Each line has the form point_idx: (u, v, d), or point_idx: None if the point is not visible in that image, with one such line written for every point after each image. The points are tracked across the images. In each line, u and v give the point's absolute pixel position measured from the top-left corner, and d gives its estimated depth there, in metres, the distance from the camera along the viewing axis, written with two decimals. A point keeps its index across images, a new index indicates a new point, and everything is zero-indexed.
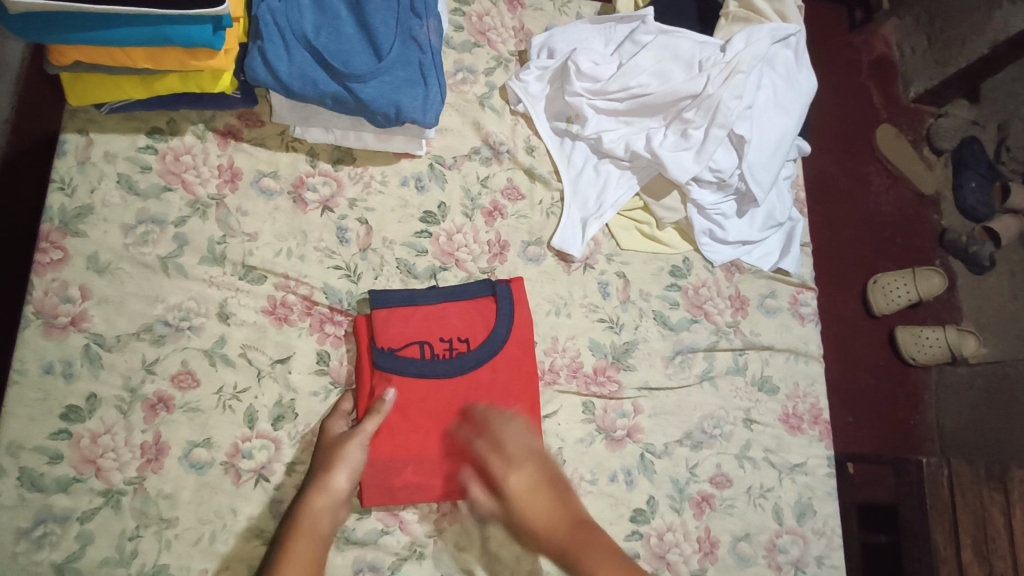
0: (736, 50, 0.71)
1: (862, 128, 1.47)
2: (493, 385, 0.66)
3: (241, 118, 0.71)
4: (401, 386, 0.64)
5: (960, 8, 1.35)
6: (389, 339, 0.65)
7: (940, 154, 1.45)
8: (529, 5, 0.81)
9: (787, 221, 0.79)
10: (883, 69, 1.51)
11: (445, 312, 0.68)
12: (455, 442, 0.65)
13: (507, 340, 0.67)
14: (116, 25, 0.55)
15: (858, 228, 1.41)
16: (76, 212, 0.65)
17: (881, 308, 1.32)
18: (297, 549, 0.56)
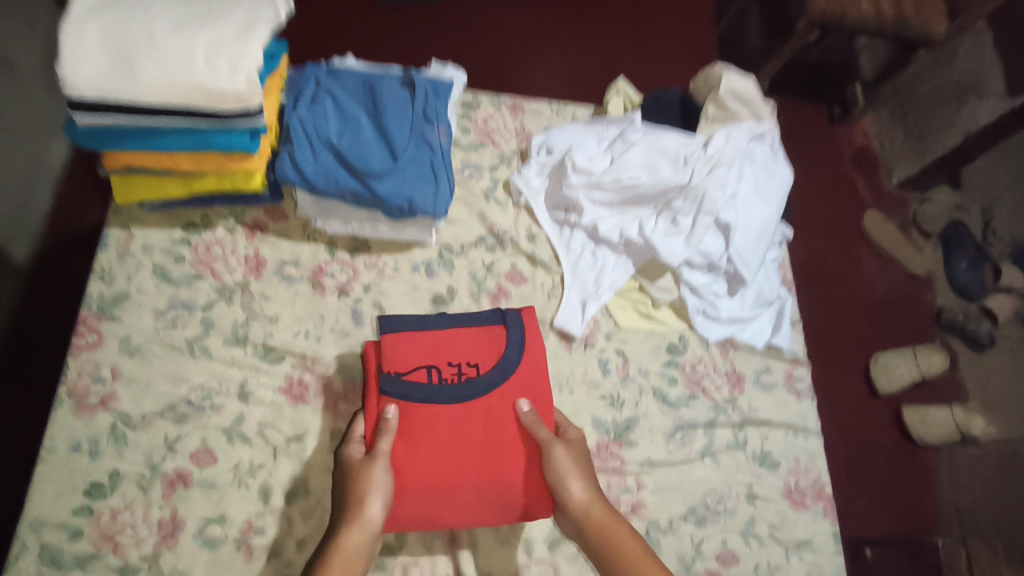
0: (717, 145, 0.78)
1: (849, 213, 1.55)
2: (503, 411, 0.66)
3: (267, 213, 0.78)
4: (408, 414, 0.65)
5: (933, 104, 1.50)
6: (396, 363, 0.66)
7: (928, 237, 1.51)
8: (529, 109, 0.91)
9: (776, 300, 0.84)
10: (865, 158, 1.62)
11: (455, 338, 0.68)
12: (463, 475, 0.64)
13: (520, 360, 0.68)
14: (165, 135, 0.62)
15: (854, 307, 1.46)
16: (113, 298, 0.70)
17: (883, 385, 1.34)
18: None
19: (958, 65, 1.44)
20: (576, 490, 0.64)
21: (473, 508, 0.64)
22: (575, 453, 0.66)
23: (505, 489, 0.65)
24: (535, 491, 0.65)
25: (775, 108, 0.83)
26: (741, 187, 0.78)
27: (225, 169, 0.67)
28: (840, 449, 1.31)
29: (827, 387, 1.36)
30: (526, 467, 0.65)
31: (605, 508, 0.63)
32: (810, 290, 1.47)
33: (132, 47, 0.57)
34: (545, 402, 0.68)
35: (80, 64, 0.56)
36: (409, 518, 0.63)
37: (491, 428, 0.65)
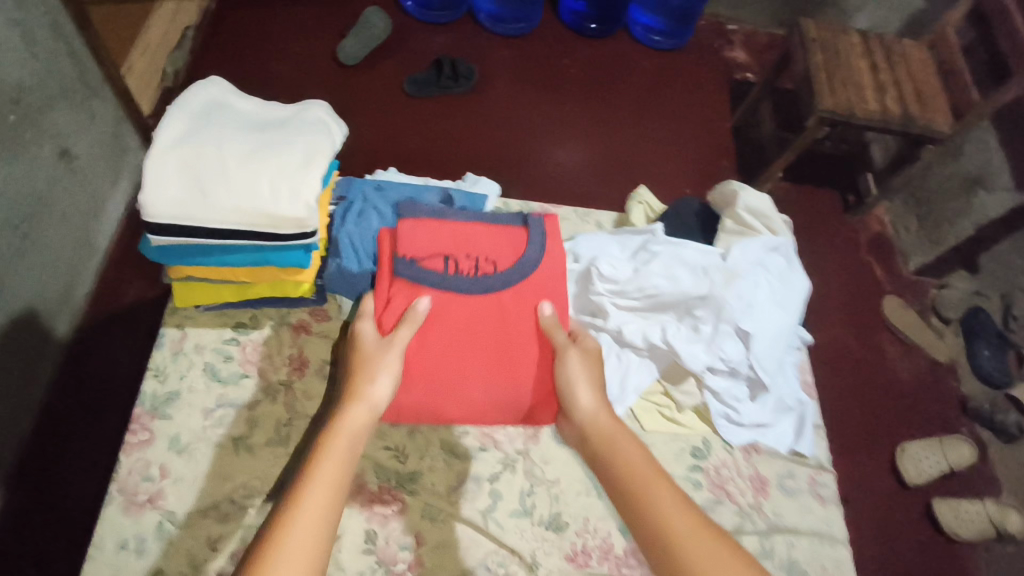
0: (734, 258, 0.83)
1: (868, 297, 1.60)
2: (515, 311, 0.75)
3: (312, 314, 0.83)
4: (427, 297, 0.73)
5: (943, 196, 1.60)
6: (418, 248, 0.74)
7: (948, 323, 1.55)
8: (555, 216, 0.97)
9: (798, 405, 0.85)
10: (881, 245, 1.69)
11: (475, 235, 0.77)
12: (470, 369, 0.74)
13: (535, 266, 0.76)
14: (227, 254, 0.68)
15: (880, 396, 1.46)
16: (165, 396, 0.75)
17: (912, 478, 1.33)
18: (337, 439, 0.63)
19: (966, 159, 1.54)
20: (584, 399, 0.72)
21: (473, 400, 0.75)
22: (584, 359, 0.74)
23: (505, 388, 0.75)
24: (537, 386, 0.76)
25: (790, 222, 0.88)
26: (759, 297, 0.82)
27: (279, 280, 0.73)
28: (870, 542, 1.28)
29: (854, 478, 1.35)
30: (527, 372, 0.75)
31: (612, 419, 0.70)
32: (834, 377, 1.47)
33: (205, 176, 0.64)
34: (553, 298, 0.76)
35: (159, 190, 0.62)
36: (418, 398, 0.74)
37: (500, 321, 0.75)
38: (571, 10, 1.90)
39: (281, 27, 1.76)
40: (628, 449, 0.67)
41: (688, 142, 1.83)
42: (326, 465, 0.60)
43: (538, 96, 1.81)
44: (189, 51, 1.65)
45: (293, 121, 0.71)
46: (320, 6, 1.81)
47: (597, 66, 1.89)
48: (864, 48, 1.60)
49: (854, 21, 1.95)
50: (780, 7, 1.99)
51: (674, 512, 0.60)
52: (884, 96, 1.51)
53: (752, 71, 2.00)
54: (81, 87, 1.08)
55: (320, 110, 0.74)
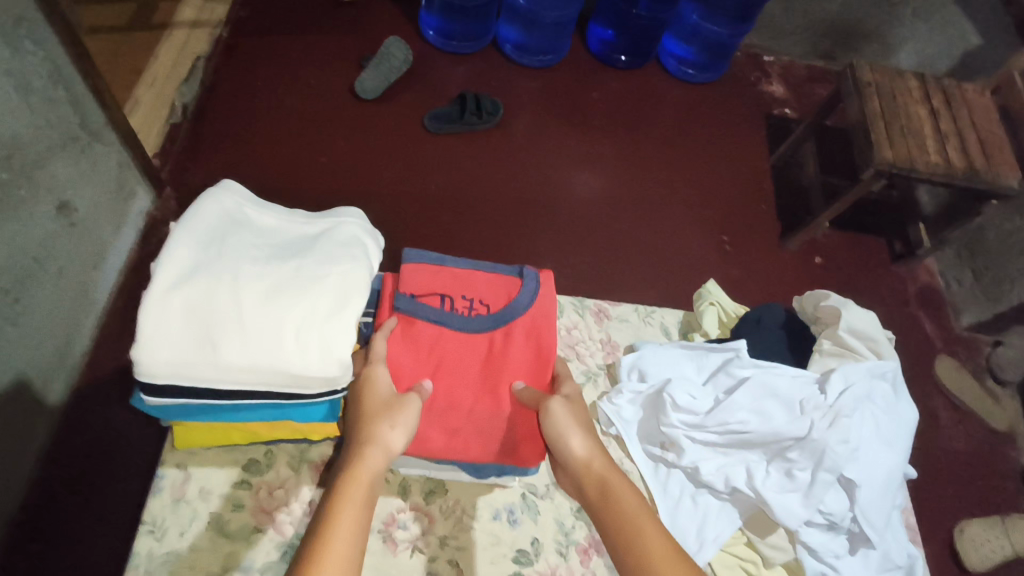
0: (836, 391, 0.71)
1: (922, 358, 1.49)
2: (506, 352, 0.65)
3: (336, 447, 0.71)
4: (414, 330, 0.63)
5: (1004, 252, 1.48)
6: (415, 284, 0.65)
7: (1005, 386, 1.47)
8: (615, 316, 0.85)
9: (906, 560, 0.72)
10: (931, 297, 1.60)
11: (473, 276, 0.67)
12: (458, 399, 0.64)
13: (531, 305, 0.66)
14: (243, 408, 0.56)
15: (940, 470, 1.36)
16: (163, 558, 0.62)
17: (975, 564, 1.24)
18: (352, 492, 0.50)
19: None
20: (575, 446, 0.60)
21: (459, 432, 0.63)
22: (572, 405, 0.62)
23: (493, 418, 0.64)
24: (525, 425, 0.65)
25: (896, 341, 0.76)
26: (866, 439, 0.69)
27: (301, 430, 0.61)
28: None
29: None
30: (516, 402, 0.65)
31: (615, 470, 0.59)
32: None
33: (215, 325, 0.52)
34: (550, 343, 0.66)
35: (157, 345, 0.51)
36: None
37: (491, 362, 0.65)
38: (600, 39, 1.77)
39: (295, 55, 1.63)
40: (626, 497, 0.56)
41: (728, 181, 1.71)
42: (342, 528, 0.47)
43: (567, 133, 1.68)
44: (199, 83, 1.53)
45: (321, 242, 0.60)
46: (336, 33, 1.69)
47: (628, 101, 1.77)
48: (921, 93, 1.48)
49: (899, 56, 1.82)
50: (821, 38, 1.86)
51: (671, 574, 0.49)
52: (945, 146, 1.39)
53: (790, 106, 1.87)
54: (84, 136, 0.96)
55: (353, 226, 0.63)
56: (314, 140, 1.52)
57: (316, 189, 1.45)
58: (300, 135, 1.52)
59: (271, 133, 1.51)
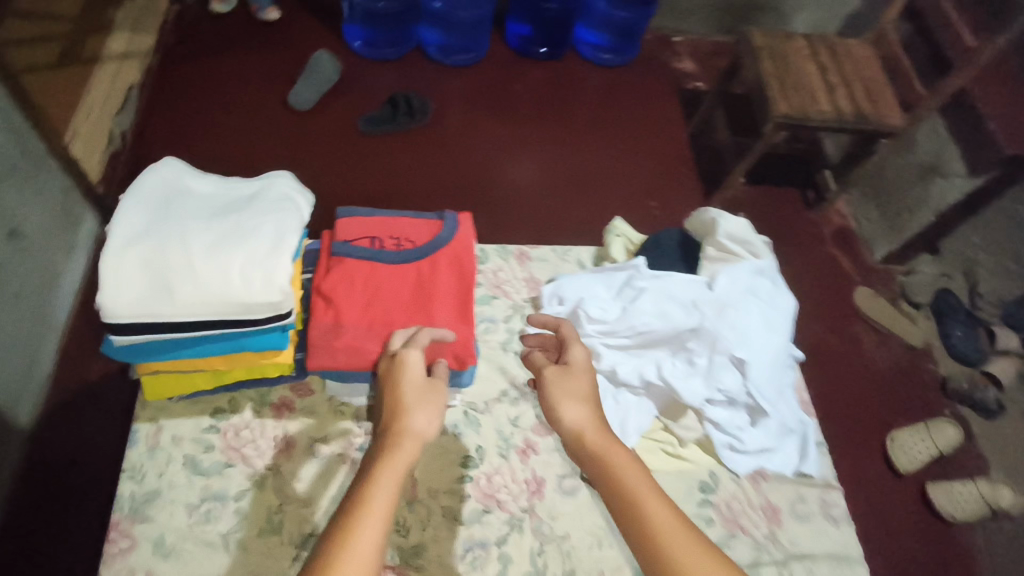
0: (721, 287, 0.82)
1: (841, 292, 1.62)
2: (434, 275, 0.73)
3: (293, 389, 0.79)
4: (348, 266, 0.71)
5: (900, 185, 1.67)
6: (348, 233, 0.75)
7: (919, 307, 1.58)
8: (535, 257, 0.95)
9: (799, 426, 0.84)
10: (846, 236, 1.72)
11: (399, 222, 0.77)
12: (393, 316, 0.70)
13: (452, 239, 0.76)
14: (200, 345, 0.65)
15: (862, 385, 1.48)
16: (145, 497, 0.70)
17: (905, 466, 1.34)
18: (387, 477, 0.55)
19: (921, 149, 1.61)
20: (571, 415, 0.67)
21: (396, 345, 0.69)
22: (571, 377, 0.70)
23: (425, 331, 0.70)
24: (457, 330, 0.71)
25: (770, 243, 0.88)
26: (751, 324, 0.81)
27: (256, 364, 0.69)
28: (871, 532, 1.29)
29: (852, 470, 1.36)
30: (445, 315, 0.71)
31: (610, 439, 0.65)
32: (818, 373, 1.49)
33: (170, 271, 0.61)
34: (471, 266, 0.75)
35: (122, 292, 0.59)
36: (340, 351, 0.69)
37: (421, 284, 0.72)
38: (517, 34, 1.91)
39: (229, 75, 1.71)
40: (618, 465, 0.63)
41: (651, 151, 1.83)
42: (376, 509, 0.53)
43: (497, 124, 1.79)
44: (135, 110, 1.60)
45: (259, 199, 0.69)
46: (267, 52, 1.78)
47: (551, 89, 1.89)
48: (809, 51, 1.63)
49: (794, 23, 1.99)
50: (721, 16, 2.02)
51: (669, 537, 0.57)
52: (834, 95, 1.53)
53: (701, 80, 2.02)
54: (25, 161, 1.03)
55: (285, 184, 0.72)
56: (254, 151, 1.60)
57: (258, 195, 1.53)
58: (241, 147, 1.60)
59: (213, 149, 1.58)
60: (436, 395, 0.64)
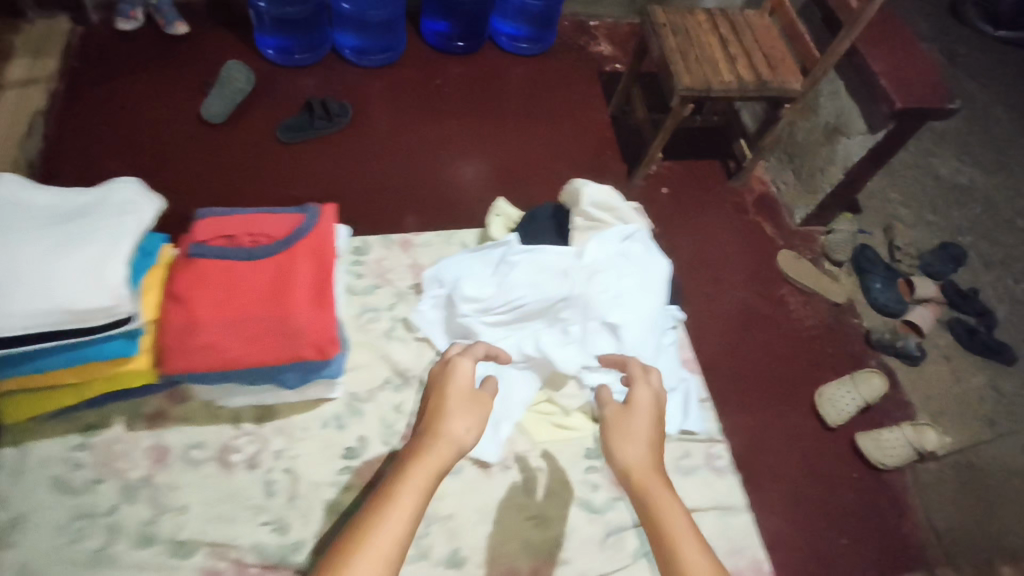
0: (591, 255, 0.84)
1: (764, 257, 1.60)
2: (291, 266, 0.72)
3: (168, 398, 0.78)
4: (200, 266, 0.70)
5: (808, 149, 1.64)
6: (203, 233, 0.74)
7: (840, 265, 1.59)
8: (418, 243, 0.95)
9: (680, 383, 0.87)
10: (767, 205, 1.72)
11: (257, 218, 0.77)
12: (249, 310, 0.68)
13: (312, 231, 0.76)
14: (46, 358, 0.64)
15: (789, 345, 1.46)
16: (9, 523, 0.68)
17: (834, 419, 1.32)
18: (420, 474, 0.62)
19: (824, 110, 1.57)
20: (629, 450, 0.66)
21: (254, 339, 0.68)
22: (636, 410, 0.69)
23: (283, 321, 0.68)
24: (316, 318, 0.70)
25: (637, 209, 0.90)
26: (624, 288, 0.83)
27: (111, 373, 0.68)
28: (806, 487, 1.27)
29: (783, 428, 1.34)
30: (303, 304, 0.69)
31: (657, 475, 0.64)
32: (745, 337, 1.46)
33: None
34: (333, 257, 0.75)
35: None
36: (194, 352, 0.66)
37: (276, 277, 0.71)
38: (434, 31, 1.83)
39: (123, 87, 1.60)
40: (663, 505, 0.61)
41: (572, 135, 1.78)
42: (406, 499, 0.59)
43: (433, 120, 1.72)
44: None
45: (101, 205, 0.68)
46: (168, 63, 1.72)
47: (475, 82, 1.82)
48: (709, 23, 1.57)
49: None
50: None
51: None
52: (735, 65, 1.47)
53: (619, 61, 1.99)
54: None
55: (131, 188, 0.70)
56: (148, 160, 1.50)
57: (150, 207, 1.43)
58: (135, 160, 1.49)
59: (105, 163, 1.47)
60: (478, 404, 0.71)
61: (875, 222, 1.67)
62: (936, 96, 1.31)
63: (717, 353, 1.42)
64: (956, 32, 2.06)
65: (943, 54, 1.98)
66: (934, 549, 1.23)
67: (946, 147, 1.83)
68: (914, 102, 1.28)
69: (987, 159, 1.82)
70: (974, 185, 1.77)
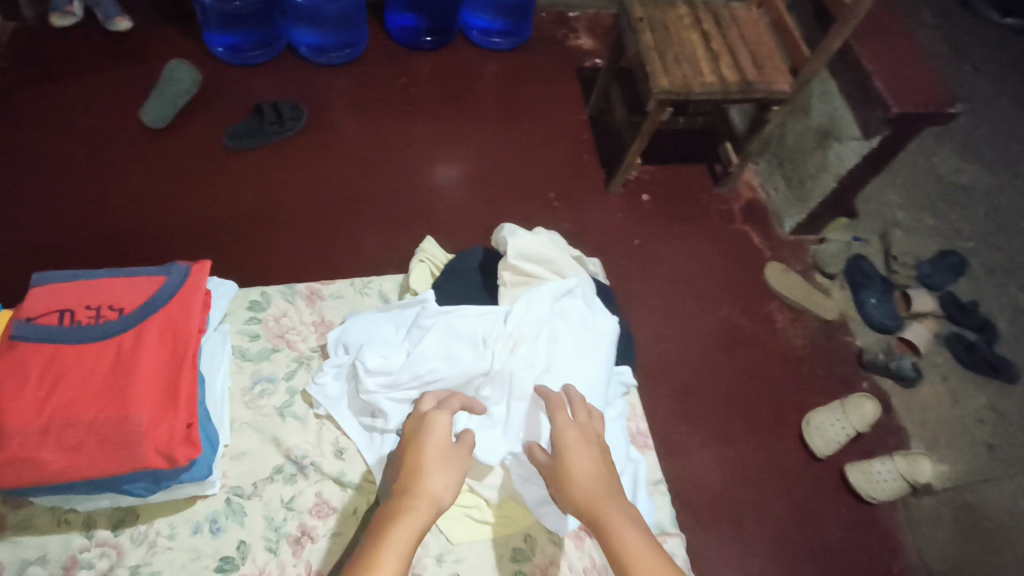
0: (517, 319, 0.71)
1: (750, 268, 1.41)
2: (137, 351, 0.59)
3: (5, 501, 0.65)
4: (23, 354, 0.58)
5: (800, 150, 1.39)
6: (30, 307, 0.60)
7: (833, 278, 1.41)
8: (328, 295, 0.83)
9: (628, 465, 0.74)
10: (755, 212, 1.50)
11: (105, 283, 0.63)
12: (77, 411, 0.56)
13: (169, 301, 0.63)
14: None
15: (774, 369, 1.29)
16: None
17: (821, 450, 1.18)
18: (400, 540, 0.51)
19: (815, 112, 1.32)
20: (578, 464, 0.59)
21: (79, 448, 0.55)
22: (583, 427, 0.63)
23: (118, 425, 0.56)
24: (162, 418, 0.57)
25: (575, 260, 0.78)
26: (557, 359, 0.70)
27: None
28: (790, 527, 1.13)
29: (765, 462, 1.18)
30: (147, 402, 0.57)
31: (605, 491, 0.57)
32: (731, 362, 1.28)
33: None
34: (192, 334, 0.62)
35: None
36: (2, 467, 0.54)
37: (118, 365, 0.59)
38: (401, 26, 1.53)
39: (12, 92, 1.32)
40: (626, 533, 0.52)
41: (539, 129, 1.50)
42: (387, 571, 0.48)
43: (402, 122, 1.44)
44: None
45: None
46: None
47: (448, 80, 1.52)
48: (692, 19, 1.29)
49: None
50: None
51: None
52: (719, 65, 1.22)
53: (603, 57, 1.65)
54: None
55: None
56: (42, 178, 1.23)
57: (43, 241, 1.17)
58: (24, 188, 1.22)
59: None
60: (457, 461, 0.60)
61: (872, 227, 1.50)
62: (936, 98, 1.11)
63: (695, 383, 1.25)
64: (959, 17, 1.88)
65: (945, 44, 1.80)
66: None
67: (945, 144, 1.65)
68: (910, 108, 1.10)
69: (991, 156, 1.65)
70: (977, 186, 1.60)
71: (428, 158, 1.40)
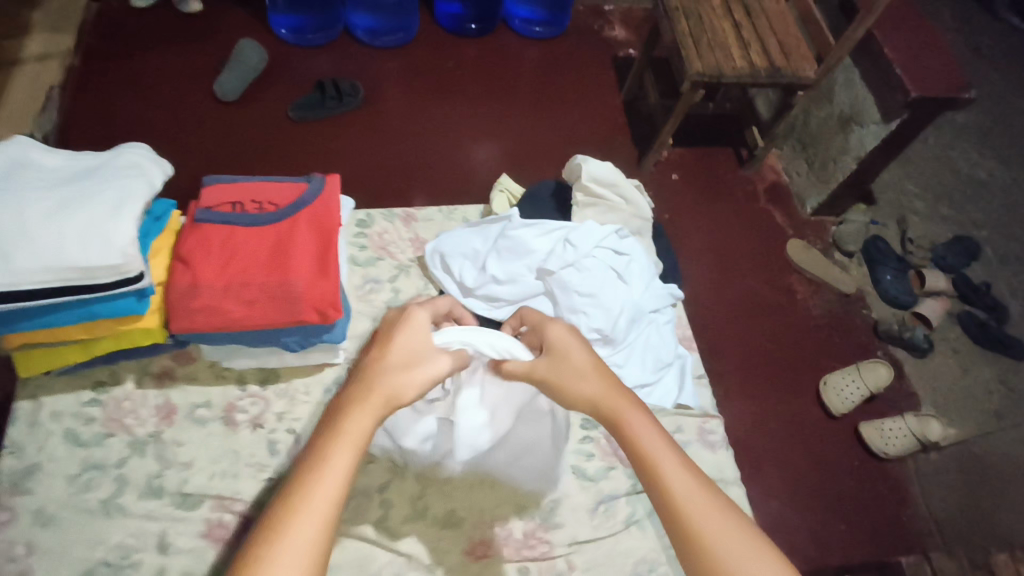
0: (579, 238, 0.86)
1: (774, 244, 1.54)
2: (291, 234, 0.74)
3: (174, 358, 0.81)
4: (205, 231, 0.73)
5: (823, 136, 1.52)
6: (209, 199, 0.77)
7: (851, 256, 1.53)
8: (420, 219, 0.98)
9: (676, 360, 0.89)
10: (778, 193, 1.63)
11: (262, 185, 0.79)
12: (251, 275, 0.71)
13: (313, 201, 0.77)
14: (57, 313, 0.66)
15: (796, 332, 1.42)
16: (25, 471, 0.71)
17: (837, 409, 1.29)
18: (354, 431, 0.52)
19: (839, 98, 1.45)
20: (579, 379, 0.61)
21: (254, 303, 0.71)
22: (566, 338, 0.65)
23: (283, 287, 0.71)
24: (314, 284, 0.72)
25: (631, 184, 0.94)
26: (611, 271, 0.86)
27: (119, 329, 0.70)
28: (807, 473, 1.24)
29: (784, 415, 1.31)
30: (303, 272, 0.72)
31: (618, 392, 0.60)
32: (753, 324, 1.42)
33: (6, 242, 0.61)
34: (332, 225, 0.77)
35: None
36: (196, 313, 0.69)
37: (278, 244, 0.74)
38: (448, 13, 1.67)
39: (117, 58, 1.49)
40: (646, 435, 0.56)
41: (574, 112, 1.64)
42: (338, 462, 0.50)
43: (456, 100, 1.60)
44: None
45: (104, 168, 0.70)
46: None
47: (495, 65, 1.67)
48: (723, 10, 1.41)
49: None
50: None
51: (695, 497, 0.53)
52: (748, 52, 1.35)
53: (636, 47, 1.80)
54: None
55: (138, 153, 0.73)
56: (146, 131, 1.40)
57: None
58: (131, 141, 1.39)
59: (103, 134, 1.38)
60: (422, 358, 0.61)
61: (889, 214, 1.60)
62: (950, 85, 1.23)
63: (720, 341, 1.38)
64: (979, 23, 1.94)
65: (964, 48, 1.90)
66: (932, 537, 1.20)
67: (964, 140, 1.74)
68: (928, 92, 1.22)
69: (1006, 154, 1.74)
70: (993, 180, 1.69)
71: (474, 134, 1.56)
